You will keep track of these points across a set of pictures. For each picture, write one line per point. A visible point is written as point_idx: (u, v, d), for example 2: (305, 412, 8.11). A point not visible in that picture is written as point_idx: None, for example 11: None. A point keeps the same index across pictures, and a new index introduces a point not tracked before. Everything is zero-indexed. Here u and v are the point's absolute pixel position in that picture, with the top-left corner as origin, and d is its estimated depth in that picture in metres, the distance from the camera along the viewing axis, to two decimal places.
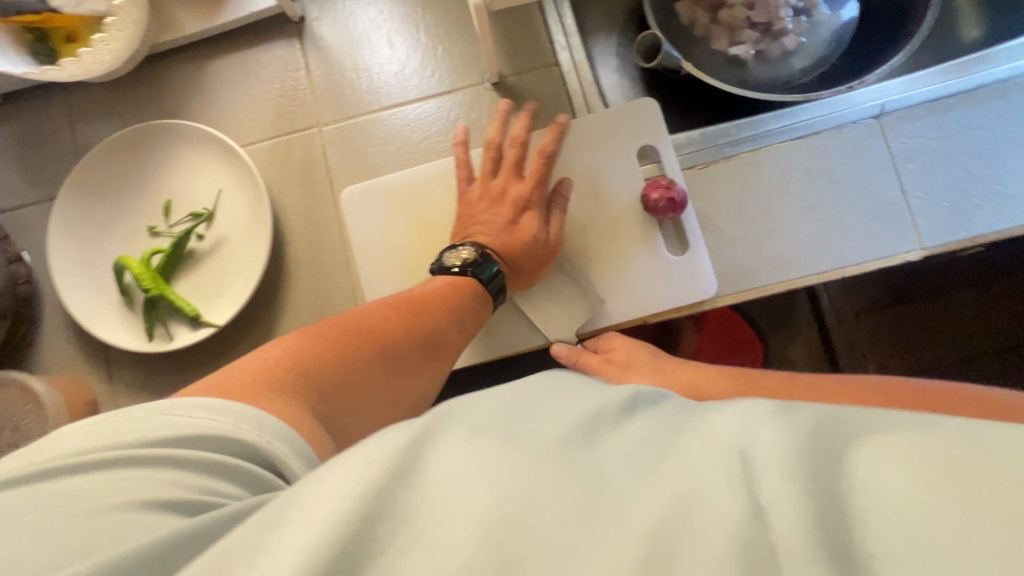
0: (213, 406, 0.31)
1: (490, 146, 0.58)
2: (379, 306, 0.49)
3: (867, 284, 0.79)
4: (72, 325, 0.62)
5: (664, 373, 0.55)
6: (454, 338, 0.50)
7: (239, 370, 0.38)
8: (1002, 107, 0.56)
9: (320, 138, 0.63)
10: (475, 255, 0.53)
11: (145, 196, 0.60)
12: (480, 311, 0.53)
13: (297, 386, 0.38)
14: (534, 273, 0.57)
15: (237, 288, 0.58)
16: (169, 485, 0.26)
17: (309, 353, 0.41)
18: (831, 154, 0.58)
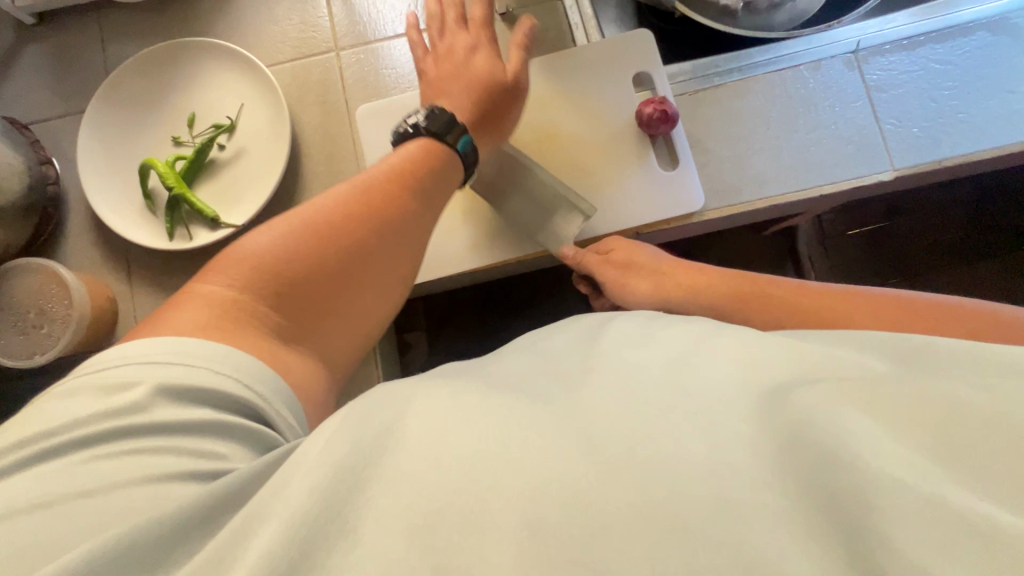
0: (214, 366, 0.35)
1: (432, 14, 0.62)
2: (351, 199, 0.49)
3: (852, 266, 0.93)
4: (93, 227, 0.66)
5: (662, 274, 0.58)
6: (430, 220, 0.52)
7: (227, 287, 0.41)
8: (966, 44, 0.64)
9: (338, 62, 0.68)
10: (428, 112, 0.55)
11: (172, 109, 0.67)
12: (450, 181, 0.55)
13: (272, 301, 0.42)
14: (506, 116, 0.60)
15: (255, 193, 0.64)
16: (189, 459, 0.31)
17: (292, 255, 0.44)
18: (810, 84, 0.65)
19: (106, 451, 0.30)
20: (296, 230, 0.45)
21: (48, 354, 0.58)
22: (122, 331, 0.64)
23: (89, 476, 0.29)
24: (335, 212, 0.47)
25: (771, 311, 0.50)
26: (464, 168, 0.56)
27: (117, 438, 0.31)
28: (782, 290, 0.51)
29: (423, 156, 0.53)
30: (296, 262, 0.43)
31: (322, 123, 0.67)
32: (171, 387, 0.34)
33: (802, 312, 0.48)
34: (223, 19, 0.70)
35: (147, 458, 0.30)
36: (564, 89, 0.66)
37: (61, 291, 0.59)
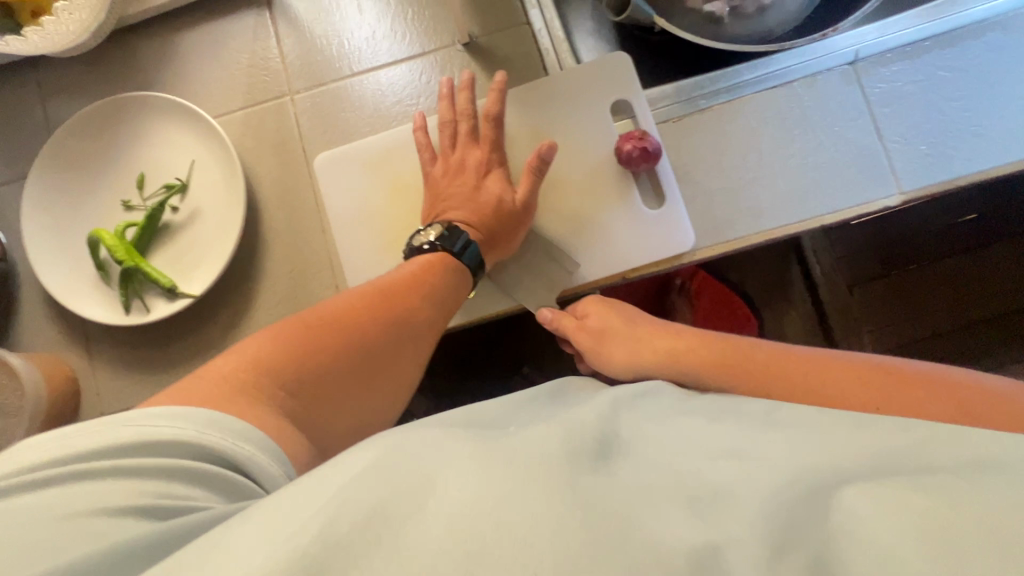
0: (196, 431, 0.31)
1: (444, 122, 0.59)
2: (350, 296, 0.47)
3: (857, 258, 0.85)
4: (48, 302, 0.62)
5: (638, 340, 0.52)
6: (430, 319, 0.49)
7: (208, 373, 0.37)
8: (976, 47, 0.58)
9: (292, 107, 0.63)
10: (443, 231, 0.53)
11: (121, 171, 0.62)
12: (459, 288, 0.53)
13: (269, 387, 0.38)
14: (514, 235, 0.56)
15: (214, 257, 0.60)
16: (155, 500, 0.27)
17: (282, 345, 0.41)
18: (805, 102, 0.59)
19: (70, 489, 0.27)
20: (290, 329, 0.42)
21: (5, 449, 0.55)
22: (87, 412, 0.61)
23: (50, 509, 0.25)
24: (334, 315, 0.45)
25: (761, 380, 0.44)
26: (470, 277, 0.54)
27: (83, 478, 0.27)
28: (764, 355, 0.46)
29: (420, 265, 0.52)
30: (295, 360, 0.41)
31: (280, 176, 0.63)
32: (139, 428, 0.29)
33: (792, 389, 0.43)
34: (168, 66, 0.65)
35: (107, 497, 0.27)
36: (537, 124, 0.60)
37: (13, 381, 0.56)
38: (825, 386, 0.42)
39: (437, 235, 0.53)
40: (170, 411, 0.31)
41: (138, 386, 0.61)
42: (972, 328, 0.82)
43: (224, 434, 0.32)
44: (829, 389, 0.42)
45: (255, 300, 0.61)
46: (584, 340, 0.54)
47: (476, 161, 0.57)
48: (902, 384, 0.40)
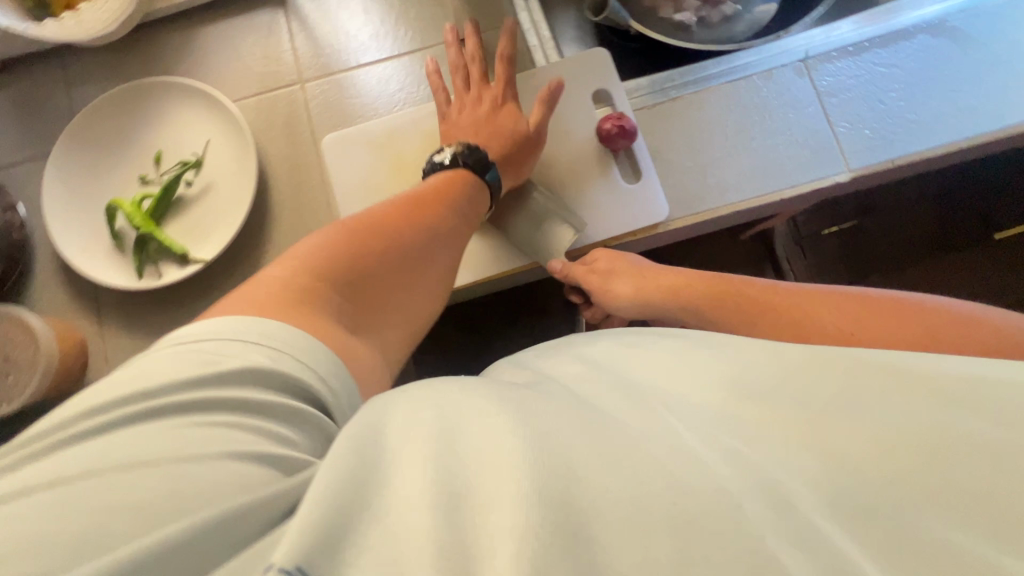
0: (282, 342, 0.36)
1: (456, 66, 0.67)
2: (389, 205, 0.53)
3: (829, 266, 0.94)
4: (61, 270, 0.65)
5: (645, 278, 0.59)
6: (459, 227, 0.56)
7: (264, 284, 0.42)
8: (909, 47, 0.66)
9: (302, 94, 0.69)
10: (463, 152, 0.60)
11: (139, 149, 0.67)
12: (477, 198, 0.59)
13: (325, 291, 0.44)
14: (526, 161, 0.63)
15: (224, 226, 0.64)
16: (239, 429, 0.30)
17: (337, 255, 0.46)
18: (764, 93, 0.67)
19: (150, 434, 0.29)
20: (340, 238, 0.48)
21: (18, 401, 0.57)
22: (94, 374, 0.63)
23: (138, 457, 0.27)
24: (371, 241, 0.49)
25: (754, 311, 0.51)
26: (487, 193, 0.60)
27: (176, 414, 0.30)
28: (759, 289, 0.52)
29: (445, 189, 0.57)
30: (345, 265, 0.46)
31: (289, 155, 0.68)
32: (228, 357, 0.34)
33: (781, 312, 0.50)
34: (188, 57, 0.70)
35: (205, 441, 0.29)
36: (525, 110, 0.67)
37: (28, 337, 0.58)
38: (811, 314, 0.48)
39: (458, 155, 0.59)
40: (247, 332, 0.36)
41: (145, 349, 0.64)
42: None
43: (309, 369, 0.36)
44: (815, 314, 0.48)
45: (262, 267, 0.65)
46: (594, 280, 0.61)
47: (487, 98, 0.64)
48: (885, 309, 0.46)
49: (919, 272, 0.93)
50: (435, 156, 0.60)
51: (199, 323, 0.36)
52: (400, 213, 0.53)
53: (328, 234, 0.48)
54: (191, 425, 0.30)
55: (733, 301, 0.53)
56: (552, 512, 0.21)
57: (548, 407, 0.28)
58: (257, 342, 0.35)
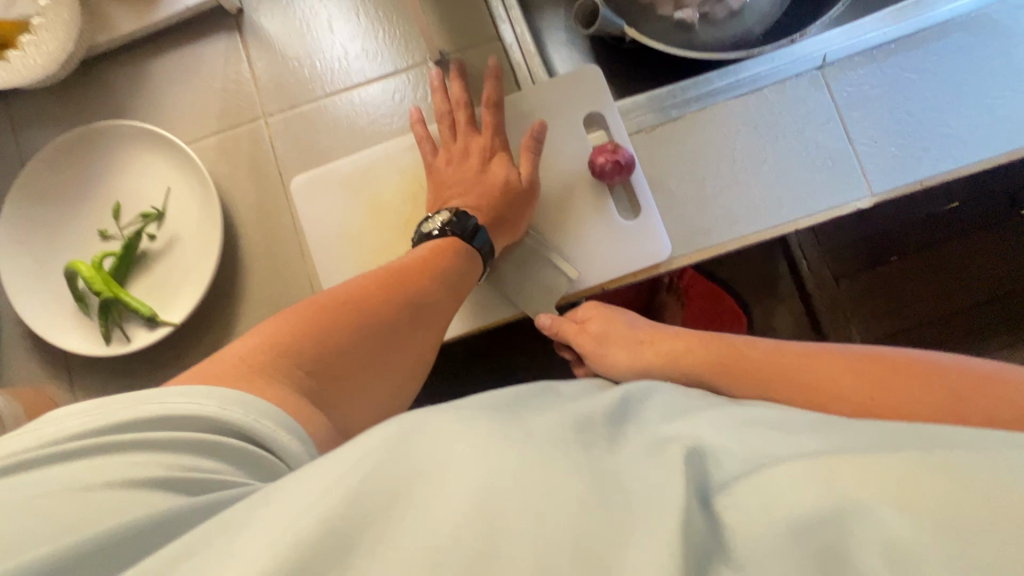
0: (225, 404, 0.31)
1: (441, 112, 0.60)
2: (360, 277, 0.49)
3: (844, 251, 0.85)
4: (28, 335, 0.62)
5: (641, 342, 0.54)
6: (441, 298, 0.51)
7: (228, 356, 0.38)
8: (941, 48, 0.59)
9: (267, 131, 0.63)
10: (454, 218, 0.54)
11: (97, 201, 0.62)
12: (469, 273, 0.54)
13: (285, 365, 0.39)
14: (523, 216, 0.57)
15: (193, 283, 0.60)
16: (165, 468, 0.27)
17: (301, 330, 0.42)
18: (776, 108, 0.60)
19: (68, 467, 0.26)
20: (306, 313, 0.43)
21: None
22: None
23: (51, 488, 0.25)
24: (355, 295, 0.46)
25: (764, 382, 0.45)
26: (479, 262, 0.55)
27: (105, 450, 0.27)
28: (763, 353, 0.47)
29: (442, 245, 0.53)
30: (309, 345, 0.41)
31: (257, 199, 0.62)
32: (162, 400, 0.30)
33: (791, 388, 0.44)
34: (140, 94, 0.64)
35: (130, 468, 0.27)
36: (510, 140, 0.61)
37: None
38: (828, 389, 0.43)
39: (449, 223, 0.54)
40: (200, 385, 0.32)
41: None
42: (961, 315, 0.83)
43: (248, 412, 0.32)
44: (828, 391, 0.43)
45: (237, 324, 0.61)
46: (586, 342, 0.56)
47: (476, 152, 0.59)
48: (906, 376, 0.41)
49: (945, 252, 0.84)
50: (425, 222, 0.55)
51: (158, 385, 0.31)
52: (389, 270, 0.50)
53: (296, 308, 0.44)
54: (107, 468, 0.26)
55: (737, 372, 0.47)
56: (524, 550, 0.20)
57: (541, 456, 0.24)
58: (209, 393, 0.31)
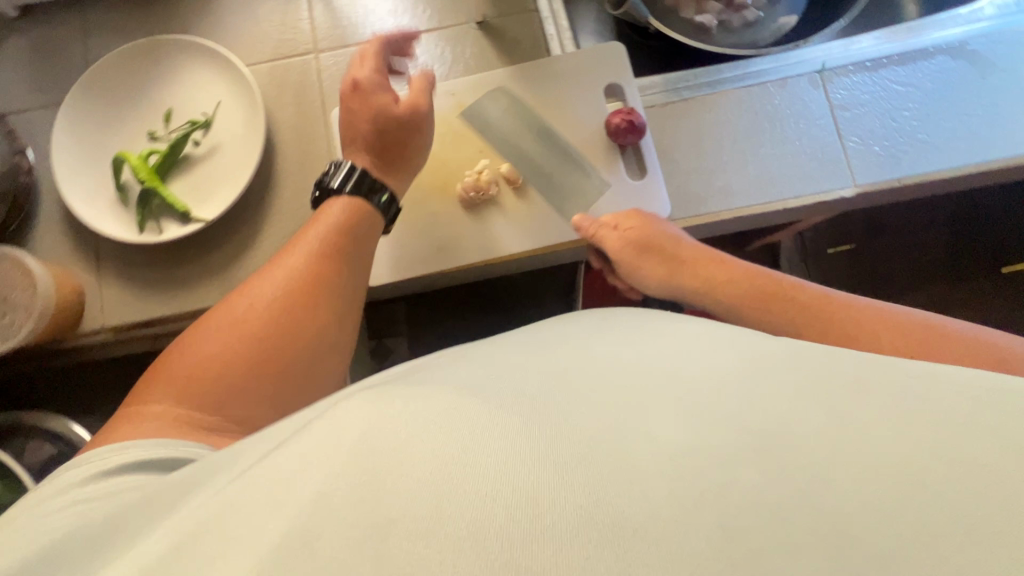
0: (152, 449, 0.36)
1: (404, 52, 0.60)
2: (269, 278, 0.50)
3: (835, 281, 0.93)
4: (63, 218, 0.66)
5: (676, 262, 0.60)
6: (355, 285, 0.54)
7: (156, 413, 0.41)
8: (928, 67, 0.66)
9: (316, 64, 0.69)
10: (352, 173, 0.56)
11: (150, 106, 0.67)
12: (372, 233, 0.57)
13: (204, 401, 0.42)
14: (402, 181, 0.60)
15: (228, 188, 0.65)
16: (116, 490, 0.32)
17: (229, 364, 0.44)
18: (777, 101, 0.66)
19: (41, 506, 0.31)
20: (235, 343, 0.45)
21: (12, 341, 0.58)
22: (88, 323, 0.64)
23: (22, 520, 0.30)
24: (267, 310, 0.48)
25: (785, 306, 0.52)
26: (380, 223, 0.58)
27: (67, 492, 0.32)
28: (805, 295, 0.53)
29: (341, 215, 0.55)
30: (235, 361, 0.45)
31: (298, 123, 0.68)
32: (117, 457, 0.35)
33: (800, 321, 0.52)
34: (205, 19, 0.71)
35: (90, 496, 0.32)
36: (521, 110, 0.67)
37: (27, 280, 0.59)
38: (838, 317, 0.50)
39: (348, 180, 0.56)
40: (123, 443, 0.37)
41: (140, 302, 0.64)
42: None
43: (170, 448, 0.37)
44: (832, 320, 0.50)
45: (262, 232, 0.65)
46: (623, 254, 0.61)
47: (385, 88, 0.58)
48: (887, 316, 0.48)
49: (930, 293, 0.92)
50: (325, 177, 0.57)
51: (104, 447, 0.37)
52: (299, 264, 0.51)
53: (223, 339, 0.46)
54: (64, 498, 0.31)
55: (755, 306, 0.55)
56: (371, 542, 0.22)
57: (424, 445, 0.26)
58: (126, 449, 0.36)
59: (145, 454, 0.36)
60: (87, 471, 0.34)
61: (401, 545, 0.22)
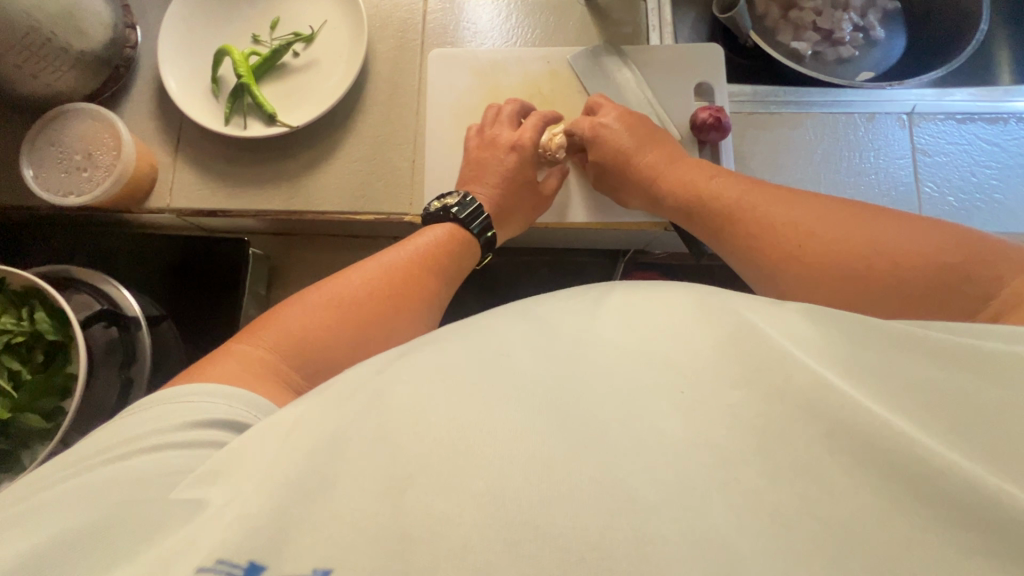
0: (228, 406, 0.37)
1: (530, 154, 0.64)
2: (372, 271, 0.52)
3: None
4: (154, 98, 0.68)
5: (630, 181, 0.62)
6: (438, 299, 0.55)
7: (247, 358, 0.42)
8: (1016, 132, 0.66)
9: (423, 6, 0.72)
10: (476, 210, 0.61)
11: (260, 9, 0.69)
12: (459, 266, 0.59)
13: (295, 364, 0.44)
14: (531, 207, 0.65)
15: (316, 102, 0.67)
16: (186, 451, 0.32)
17: (321, 329, 0.46)
18: (860, 132, 0.67)
19: (118, 454, 0.31)
20: (335, 315, 0.47)
21: (84, 197, 0.60)
22: (154, 200, 0.66)
23: (104, 467, 0.30)
24: (365, 297, 0.50)
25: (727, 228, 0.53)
26: (473, 256, 0.61)
27: (139, 441, 0.32)
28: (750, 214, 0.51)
29: (443, 236, 0.58)
30: (334, 335, 0.46)
31: (394, 57, 0.70)
32: (195, 409, 0.35)
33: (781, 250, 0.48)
34: None
35: (162, 451, 0.32)
36: (598, 82, 0.68)
37: (112, 143, 0.61)
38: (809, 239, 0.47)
39: (470, 214, 0.60)
40: (222, 388, 0.38)
41: (208, 191, 0.66)
42: None
43: (247, 411, 0.37)
44: (802, 244, 0.47)
45: (339, 150, 0.67)
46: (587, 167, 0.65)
47: (511, 151, 0.63)
48: (860, 227, 0.45)
49: None
50: (449, 204, 0.61)
51: (184, 390, 0.37)
52: (399, 266, 0.54)
53: (320, 306, 0.47)
54: (138, 448, 0.32)
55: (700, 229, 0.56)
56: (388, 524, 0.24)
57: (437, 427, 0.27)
58: (209, 397, 0.36)
59: (229, 411, 0.36)
60: (151, 421, 0.34)
61: (417, 498, 0.25)
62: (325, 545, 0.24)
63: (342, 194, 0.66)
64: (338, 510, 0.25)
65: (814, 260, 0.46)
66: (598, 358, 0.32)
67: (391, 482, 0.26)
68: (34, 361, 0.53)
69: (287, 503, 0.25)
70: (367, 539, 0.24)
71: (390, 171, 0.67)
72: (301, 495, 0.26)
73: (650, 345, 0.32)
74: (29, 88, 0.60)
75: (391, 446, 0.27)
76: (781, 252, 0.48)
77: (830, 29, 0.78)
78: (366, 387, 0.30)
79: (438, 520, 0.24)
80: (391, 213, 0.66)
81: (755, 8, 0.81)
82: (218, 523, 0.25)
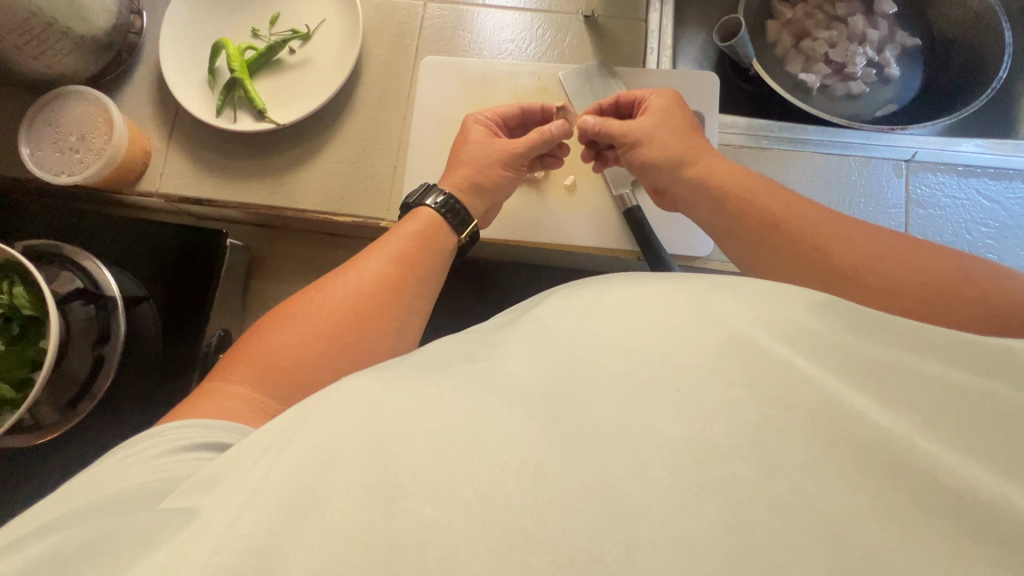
0: (202, 433, 0.35)
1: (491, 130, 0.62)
2: (349, 281, 0.49)
3: None
4: (154, 84, 0.70)
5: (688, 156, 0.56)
6: (426, 294, 0.52)
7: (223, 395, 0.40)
8: (1021, 190, 0.64)
9: (422, 11, 0.72)
10: (436, 193, 0.57)
11: (262, 5, 0.71)
12: (448, 251, 0.57)
13: (270, 395, 0.41)
14: (497, 175, 0.60)
15: (306, 101, 0.68)
16: (161, 479, 0.30)
17: (293, 354, 0.43)
18: (853, 176, 0.65)
19: (96, 489, 0.29)
20: (303, 334, 0.44)
21: (74, 176, 0.62)
22: (145, 183, 0.68)
23: (72, 501, 0.28)
24: (338, 309, 0.46)
25: (766, 236, 0.48)
26: (453, 234, 0.57)
27: (114, 478, 0.30)
28: (795, 210, 0.48)
29: (416, 227, 0.54)
30: (301, 357, 0.43)
31: (389, 60, 0.70)
32: (171, 443, 0.34)
33: (846, 266, 0.43)
34: None
35: (132, 486, 0.30)
36: (589, 101, 0.67)
37: (105, 127, 0.63)
38: (844, 252, 0.44)
39: (432, 198, 0.57)
40: (200, 421, 0.36)
41: (196, 180, 0.68)
42: None
43: (226, 431, 0.36)
44: (870, 264, 0.42)
45: (326, 148, 0.68)
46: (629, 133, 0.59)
47: (469, 133, 0.62)
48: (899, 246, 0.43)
49: None
50: (411, 197, 0.58)
51: (164, 428, 0.36)
52: (382, 266, 0.50)
53: (286, 329, 0.45)
54: (113, 483, 0.30)
55: (745, 215, 0.51)
56: (366, 548, 0.22)
57: (370, 444, 0.25)
58: (198, 429, 0.36)
59: (206, 435, 0.35)
60: (122, 464, 0.32)
61: (408, 508, 0.23)
62: (313, 557, 0.22)
63: (321, 193, 0.67)
64: (327, 521, 0.23)
65: (856, 275, 0.42)
66: (569, 375, 0.29)
67: (383, 487, 0.24)
68: (10, 332, 0.55)
69: (280, 518, 0.23)
70: (357, 546, 0.22)
71: (371, 175, 0.67)
72: (292, 508, 0.23)
73: (636, 365, 0.30)
74: (33, 69, 0.63)
75: (383, 455, 0.25)
76: (821, 267, 0.44)
77: (841, 62, 0.75)
78: (330, 401, 0.28)
79: (429, 533, 0.23)
80: (368, 217, 0.67)
81: (766, 35, 0.78)
82: (205, 537, 0.23)
